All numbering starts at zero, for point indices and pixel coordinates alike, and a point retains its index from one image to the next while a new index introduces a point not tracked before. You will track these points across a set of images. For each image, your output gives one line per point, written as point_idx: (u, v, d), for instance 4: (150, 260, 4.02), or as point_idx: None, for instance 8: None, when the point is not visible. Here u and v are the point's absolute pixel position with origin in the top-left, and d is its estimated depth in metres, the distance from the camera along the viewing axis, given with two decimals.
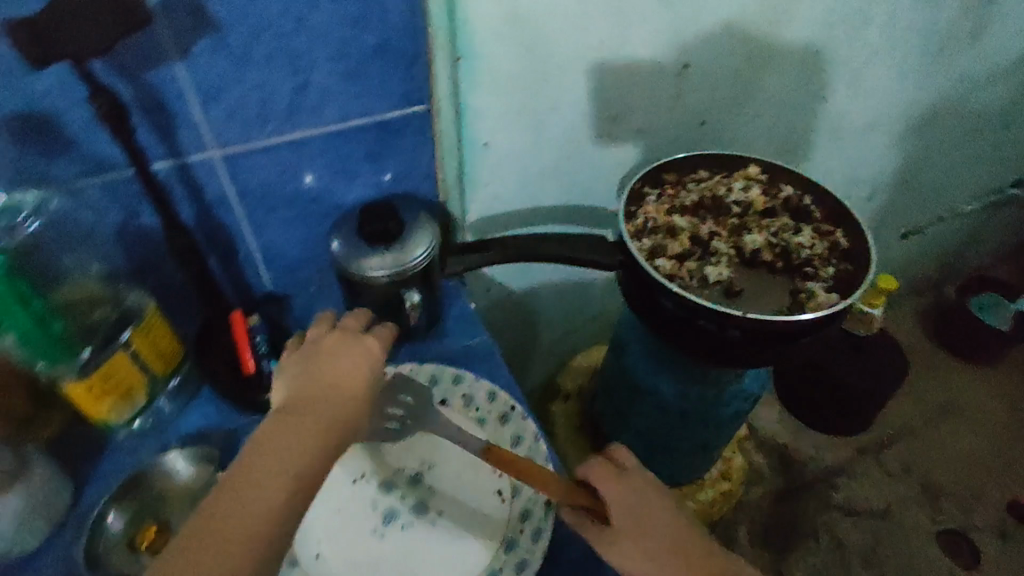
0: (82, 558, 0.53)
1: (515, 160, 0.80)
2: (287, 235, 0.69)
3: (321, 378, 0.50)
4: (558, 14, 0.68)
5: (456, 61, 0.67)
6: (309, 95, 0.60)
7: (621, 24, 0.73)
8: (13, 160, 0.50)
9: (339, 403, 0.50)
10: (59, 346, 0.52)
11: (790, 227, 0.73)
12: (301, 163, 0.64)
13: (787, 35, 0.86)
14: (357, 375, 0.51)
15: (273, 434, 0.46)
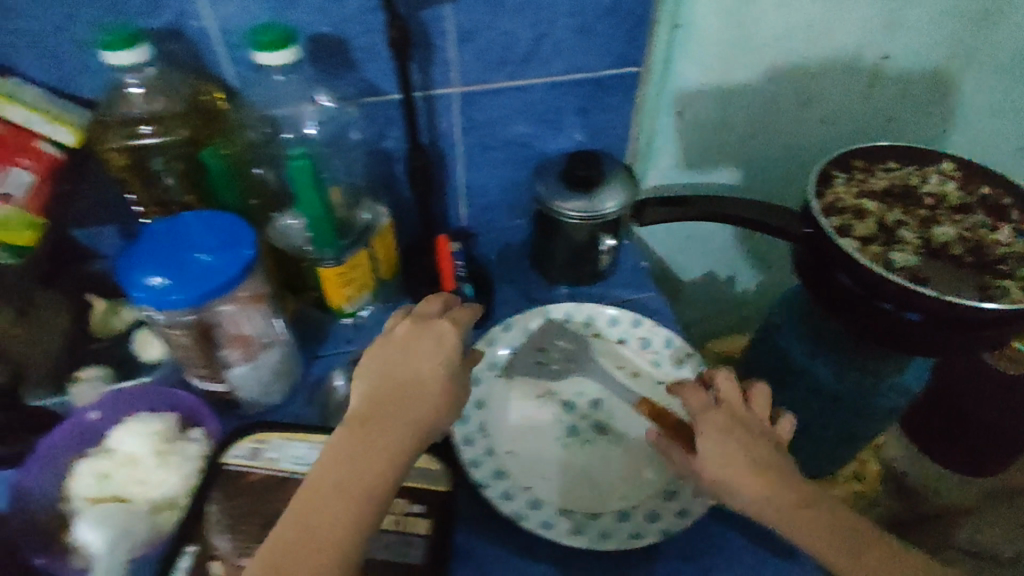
0: (314, 415, 0.62)
1: (703, 133, 0.82)
2: (491, 173, 0.76)
3: (392, 383, 0.47)
4: None
5: (676, 29, 0.71)
6: (544, 46, 0.65)
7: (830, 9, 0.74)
8: (309, 74, 0.59)
9: (410, 410, 0.46)
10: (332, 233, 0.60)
11: (985, 223, 0.72)
12: (521, 108, 0.71)
13: (1001, 35, 0.83)
14: (431, 374, 0.48)
15: (338, 458, 0.43)
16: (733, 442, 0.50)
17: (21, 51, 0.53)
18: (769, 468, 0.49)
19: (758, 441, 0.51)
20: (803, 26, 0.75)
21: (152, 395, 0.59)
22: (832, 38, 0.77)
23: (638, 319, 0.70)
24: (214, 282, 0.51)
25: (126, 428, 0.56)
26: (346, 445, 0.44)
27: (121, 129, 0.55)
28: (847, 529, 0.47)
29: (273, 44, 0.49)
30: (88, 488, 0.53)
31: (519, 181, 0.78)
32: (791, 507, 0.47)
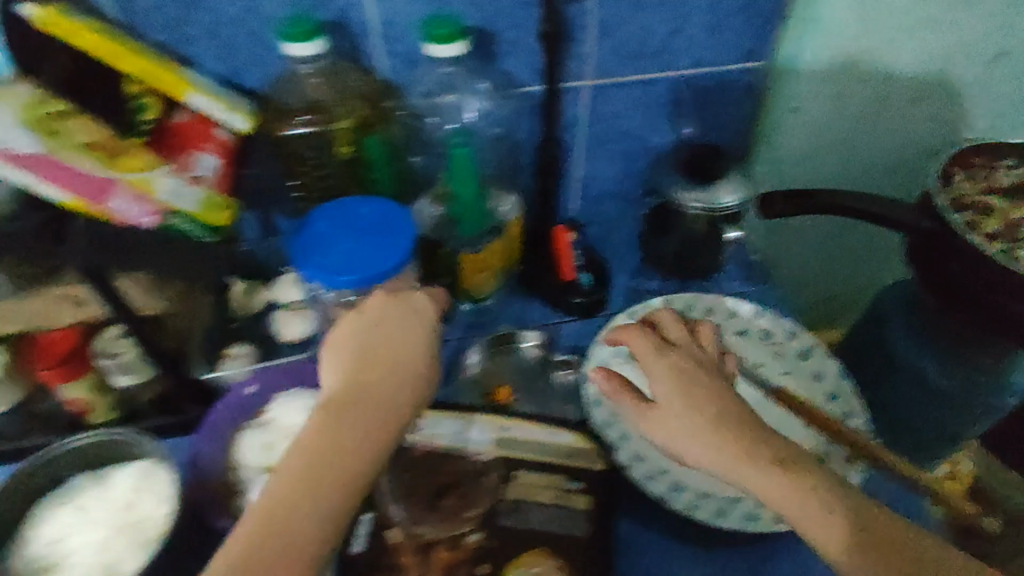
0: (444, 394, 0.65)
1: (814, 128, 0.81)
2: (606, 165, 0.77)
3: (353, 360, 0.48)
4: None
5: (805, 24, 0.70)
6: (679, 40, 0.66)
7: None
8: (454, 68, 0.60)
9: (373, 383, 0.47)
10: (474, 224, 0.64)
11: None
12: (646, 101, 0.72)
13: None
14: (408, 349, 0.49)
15: (329, 434, 0.43)
16: (689, 388, 0.50)
17: (197, 42, 0.54)
18: (724, 420, 0.48)
19: (722, 394, 0.50)
20: (937, 22, 0.73)
21: (303, 374, 0.62)
22: (967, 35, 0.74)
23: (760, 310, 0.71)
24: (374, 268, 0.53)
25: (287, 403, 0.60)
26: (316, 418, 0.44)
27: (290, 119, 0.58)
28: (827, 487, 0.45)
29: (445, 37, 0.51)
30: (255, 460, 0.57)
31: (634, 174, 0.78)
32: (735, 455, 0.46)
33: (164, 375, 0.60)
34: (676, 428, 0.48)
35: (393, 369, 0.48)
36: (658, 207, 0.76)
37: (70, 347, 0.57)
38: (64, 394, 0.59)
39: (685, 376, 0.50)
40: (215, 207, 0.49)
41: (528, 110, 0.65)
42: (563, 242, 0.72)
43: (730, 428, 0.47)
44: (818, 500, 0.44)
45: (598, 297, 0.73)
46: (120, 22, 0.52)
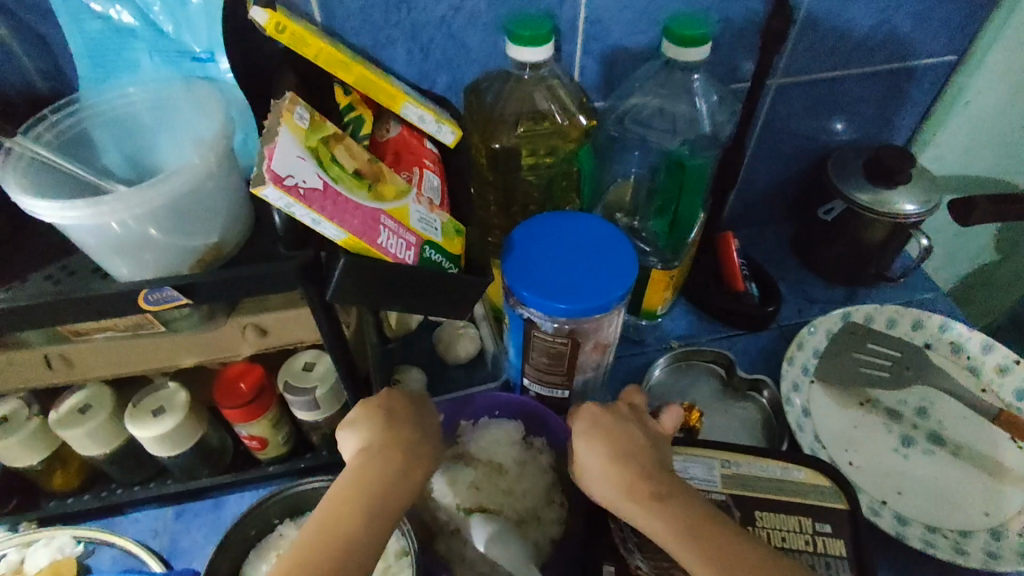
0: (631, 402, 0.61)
1: (991, 124, 0.71)
2: (772, 166, 0.72)
3: (354, 455, 0.44)
4: None
5: (992, 16, 0.63)
6: (879, 34, 0.62)
7: None
8: (657, 73, 0.55)
9: (375, 469, 0.43)
10: (673, 237, 0.59)
11: None
12: (830, 99, 0.67)
13: None
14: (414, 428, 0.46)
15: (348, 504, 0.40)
16: (597, 431, 0.46)
17: (397, 44, 0.50)
18: (635, 459, 0.43)
19: (634, 437, 0.45)
20: None
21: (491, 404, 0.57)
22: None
23: (948, 323, 0.66)
24: (598, 298, 0.48)
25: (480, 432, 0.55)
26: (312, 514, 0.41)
27: (505, 132, 0.54)
28: (701, 527, 0.40)
29: (691, 40, 0.48)
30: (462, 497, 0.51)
31: (792, 177, 0.74)
32: (633, 497, 0.42)
33: (346, 411, 0.55)
34: (584, 468, 0.45)
35: (410, 442, 0.45)
36: (834, 209, 0.68)
37: (254, 383, 0.53)
38: (242, 432, 0.54)
39: (598, 418, 0.46)
40: (453, 233, 0.44)
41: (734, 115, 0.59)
42: (730, 250, 0.68)
43: (637, 469, 0.43)
44: (700, 539, 0.40)
45: (770, 311, 0.67)
46: (322, 27, 0.48)
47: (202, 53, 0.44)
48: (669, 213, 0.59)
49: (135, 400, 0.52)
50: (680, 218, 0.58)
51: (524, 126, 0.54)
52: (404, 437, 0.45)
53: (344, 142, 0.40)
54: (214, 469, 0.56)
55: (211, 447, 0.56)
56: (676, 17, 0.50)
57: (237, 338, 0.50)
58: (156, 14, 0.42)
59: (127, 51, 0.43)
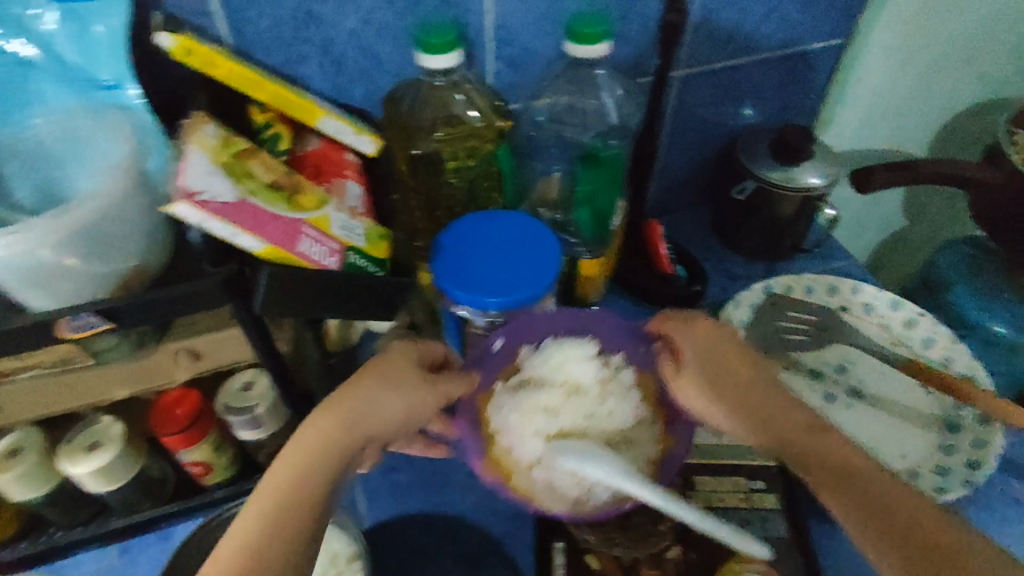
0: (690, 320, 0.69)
1: (875, 100, 0.80)
2: (686, 154, 0.76)
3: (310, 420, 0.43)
4: None
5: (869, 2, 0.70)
6: (770, 22, 0.67)
7: None
8: (565, 69, 0.58)
9: (306, 478, 0.40)
10: (597, 224, 0.60)
11: None
12: (731, 86, 0.71)
13: None
14: (398, 394, 0.44)
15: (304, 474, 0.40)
16: (707, 360, 0.49)
17: (309, 60, 0.52)
18: (762, 393, 0.48)
19: (755, 374, 0.49)
20: None
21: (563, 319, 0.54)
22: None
23: (858, 286, 0.71)
24: (522, 292, 0.50)
25: (553, 358, 0.53)
26: (296, 449, 0.41)
27: (423, 137, 0.56)
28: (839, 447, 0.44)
29: (593, 37, 0.51)
30: (542, 423, 0.50)
31: (707, 162, 0.78)
32: (757, 424, 0.46)
33: (290, 425, 0.55)
34: (686, 395, 0.49)
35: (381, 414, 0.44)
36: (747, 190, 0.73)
37: (192, 409, 0.52)
38: (183, 458, 0.53)
39: (713, 357, 0.49)
40: (378, 239, 0.45)
41: (639, 106, 0.62)
42: (656, 235, 0.72)
43: (760, 402, 0.47)
44: (822, 461, 0.43)
45: (696, 290, 0.71)
46: (232, 47, 0.49)
47: (110, 81, 0.43)
48: (590, 203, 0.59)
49: (68, 438, 0.51)
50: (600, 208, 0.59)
51: (441, 132, 0.56)
52: (365, 415, 0.43)
53: (257, 155, 0.41)
54: (158, 501, 0.55)
55: (152, 479, 0.55)
56: (577, 16, 0.53)
57: (170, 364, 0.50)
58: (60, 45, 0.42)
59: (30, 83, 0.43)
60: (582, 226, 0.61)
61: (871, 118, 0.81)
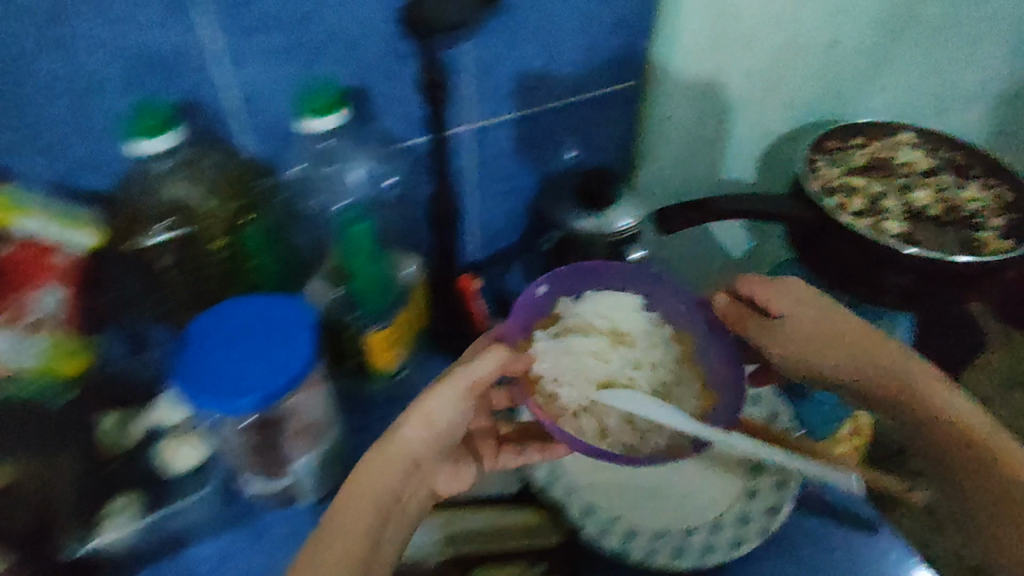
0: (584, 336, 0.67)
1: (687, 134, 0.81)
2: (498, 207, 0.74)
3: (419, 433, 0.52)
4: None
5: (656, 41, 0.72)
6: (552, 70, 0.65)
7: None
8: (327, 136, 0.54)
9: (377, 481, 0.50)
10: (376, 292, 0.60)
11: (973, 198, 0.76)
12: (527, 133, 0.69)
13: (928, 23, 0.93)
14: (484, 381, 0.53)
15: (370, 474, 0.50)
16: (813, 302, 0.63)
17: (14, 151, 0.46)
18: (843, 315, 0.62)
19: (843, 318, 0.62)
20: (777, 23, 0.76)
21: (594, 273, 0.64)
22: (802, 29, 0.79)
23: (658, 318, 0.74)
24: (268, 387, 0.46)
25: (616, 306, 0.62)
26: (423, 417, 0.52)
27: (153, 221, 0.52)
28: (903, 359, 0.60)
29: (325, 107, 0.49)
30: (591, 372, 0.59)
31: (525, 210, 0.76)
32: (829, 337, 0.61)
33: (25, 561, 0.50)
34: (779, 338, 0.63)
35: (452, 407, 0.53)
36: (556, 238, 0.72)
37: None
38: None
39: (824, 307, 0.63)
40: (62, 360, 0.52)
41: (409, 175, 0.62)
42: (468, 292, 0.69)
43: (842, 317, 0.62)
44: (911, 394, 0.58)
45: None
46: None
47: None
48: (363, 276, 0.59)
49: None
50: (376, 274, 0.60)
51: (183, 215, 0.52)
52: (447, 428, 0.53)
53: None
54: None
55: None
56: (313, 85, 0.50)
57: None
58: None
59: None
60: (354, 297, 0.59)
61: (682, 151, 0.83)
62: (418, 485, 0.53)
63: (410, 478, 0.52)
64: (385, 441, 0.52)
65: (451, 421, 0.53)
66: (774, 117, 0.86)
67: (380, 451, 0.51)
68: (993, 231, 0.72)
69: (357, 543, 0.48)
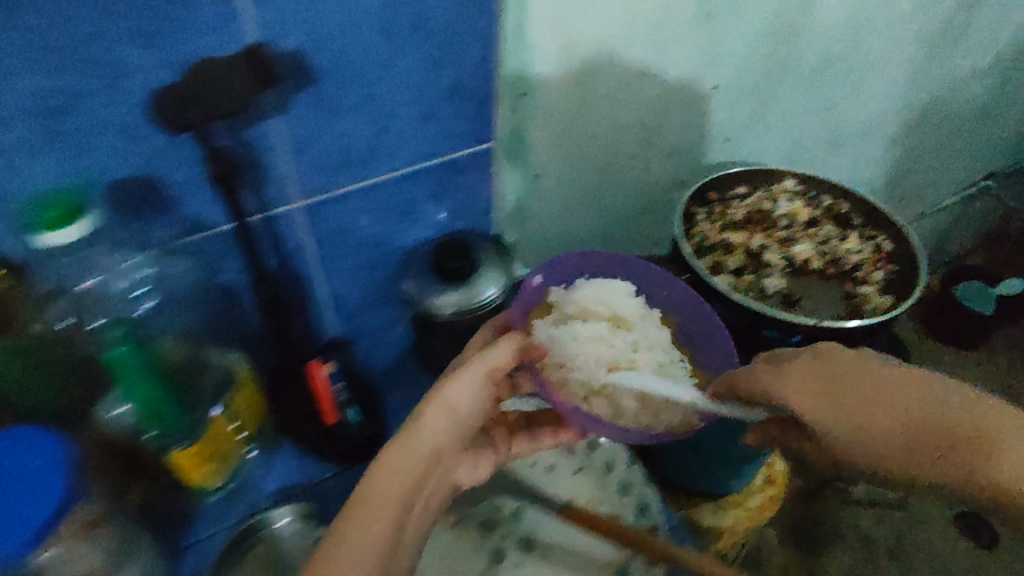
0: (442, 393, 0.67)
1: (557, 188, 0.81)
2: (354, 281, 0.70)
3: (447, 425, 0.52)
4: (590, 26, 0.66)
5: (522, 97, 0.67)
6: (386, 142, 0.59)
7: (653, 41, 0.72)
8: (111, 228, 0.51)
9: (401, 479, 0.48)
10: (165, 412, 0.55)
11: (852, 247, 0.74)
12: (368, 205, 0.64)
13: (808, 56, 0.92)
14: (503, 362, 0.53)
15: (392, 465, 0.48)
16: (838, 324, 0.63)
17: None
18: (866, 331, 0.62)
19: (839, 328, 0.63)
20: (638, 70, 0.74)
21: (612, 260, 0.68)
22: (671, 77, 0.78)
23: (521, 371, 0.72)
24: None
25: (611, 292, 0.64)
26: (445, 404, 0.51)
27: None
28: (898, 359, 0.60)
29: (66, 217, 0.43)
30: (601, 355, 0.60)
31: (380, 283, 0.72)
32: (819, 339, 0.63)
33: None
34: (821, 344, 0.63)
35: (469, 403, 0.52)
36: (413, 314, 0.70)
37: None
38: None
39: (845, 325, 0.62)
40: None
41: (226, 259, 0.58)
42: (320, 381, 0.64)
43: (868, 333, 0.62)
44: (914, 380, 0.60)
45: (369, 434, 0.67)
46: None
47: None
48: (152, 402, 0.54)
49: None
50: (158, 393, 0.54)
51: None
52: (462, 414, 0.52)
53: None
54: None
55: None
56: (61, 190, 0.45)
57: None
58: None
59: None
60: (136, 420, 0.54)
61: (556, 210, 0.84)
62: (438, 479, 0.52)
63: (432, 470, 0.51)
64: (440, 448, 0.51)
65: (476, 408, 0.53)
66: (640, 154, 0.86)
67: (406, 442, 0.50)
68: (874, 284, 0.70)
69: (380, 538, 0.46)
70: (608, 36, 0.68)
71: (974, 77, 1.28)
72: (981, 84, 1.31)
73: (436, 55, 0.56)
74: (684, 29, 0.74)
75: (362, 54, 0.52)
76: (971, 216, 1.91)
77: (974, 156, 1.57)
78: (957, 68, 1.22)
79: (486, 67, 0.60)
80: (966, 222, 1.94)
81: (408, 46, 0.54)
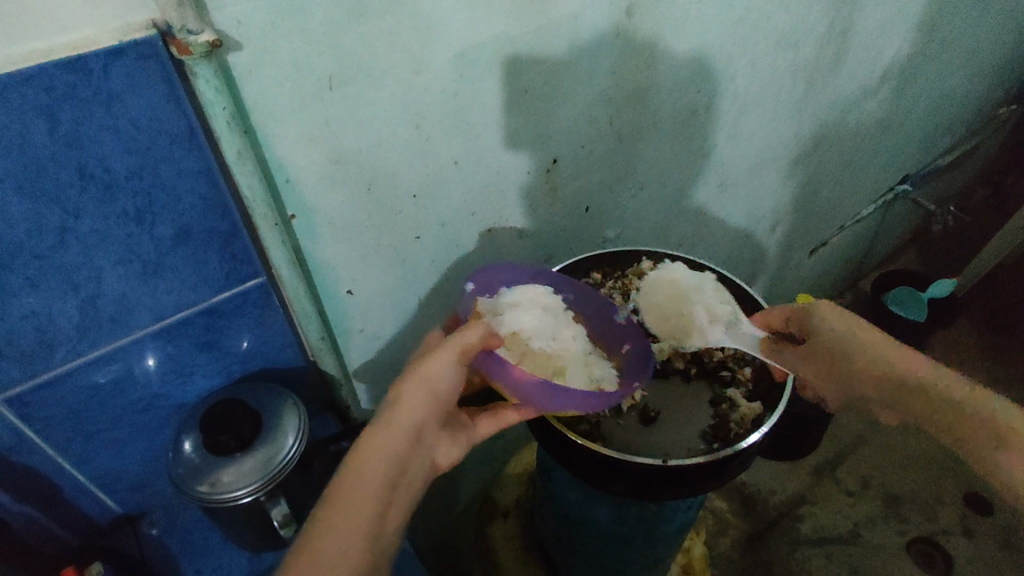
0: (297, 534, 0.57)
1: (387, 298, 0.69)
2: (123, 456, 0.60)
3: (421, 403, 0.51)
4: (363, 125, 0.53)
5: (289, 221, 0.54)
6: (98, 309, 0.49)
7: (457, 125, 0.61)
8: None
9: (381, 469, 0.48)
10: None
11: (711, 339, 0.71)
12: (104, 374, 0.53)
13: (669, 106, 0.81)
14: (470, 344, 0.53)
15: (369, 447, 0.48)
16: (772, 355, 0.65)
17: None
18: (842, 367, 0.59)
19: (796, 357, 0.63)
20: (445, 163, 0.63)
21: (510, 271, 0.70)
22: (496, 158, 0.67)
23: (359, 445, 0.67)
24: None
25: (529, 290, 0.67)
26: (426, 382, 0.52)
27: None
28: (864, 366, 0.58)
29: None
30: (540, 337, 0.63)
31: (163, 448, 0.62)
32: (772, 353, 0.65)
33: None
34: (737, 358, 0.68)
35: (440, 396, 0.53)
36: (178, 491, 0.56)
37: None
38: None
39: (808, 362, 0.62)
40: None
41: None
42: None
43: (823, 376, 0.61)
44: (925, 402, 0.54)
45: None
46: None
47: None
48: None
49: None
50: None
51: None
52: (438, 400, 0.52)
53: None
54: None
55: None
56: None
57: None
58: None
59: None
60: None
61: (400, 320, 0.72)
62: (420, 459, 0.52)
63: (416, 449, 0.51)
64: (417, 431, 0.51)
65: (447, 401, 0.53)
66: (476, 246, 0.74)
67: (378, 428, 0.50)
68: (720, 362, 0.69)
69: (370, 514, 0.46)
70: (390, 135, 0.56)
71: (872, 91, 1.19)
72: (881, 95, 1.23)
73: (135, 208, 0.46)
74: (492, 106, 0.62)
75: (12, 226, 0.42)
76: (901, 219, 1.85)
77: (888, 163, 1.50)
78: (851, 86, 1.12)
79: (216, 205, 0.50)
80: (897, 227, 1.88)
81: (83, 207, 0.44)
